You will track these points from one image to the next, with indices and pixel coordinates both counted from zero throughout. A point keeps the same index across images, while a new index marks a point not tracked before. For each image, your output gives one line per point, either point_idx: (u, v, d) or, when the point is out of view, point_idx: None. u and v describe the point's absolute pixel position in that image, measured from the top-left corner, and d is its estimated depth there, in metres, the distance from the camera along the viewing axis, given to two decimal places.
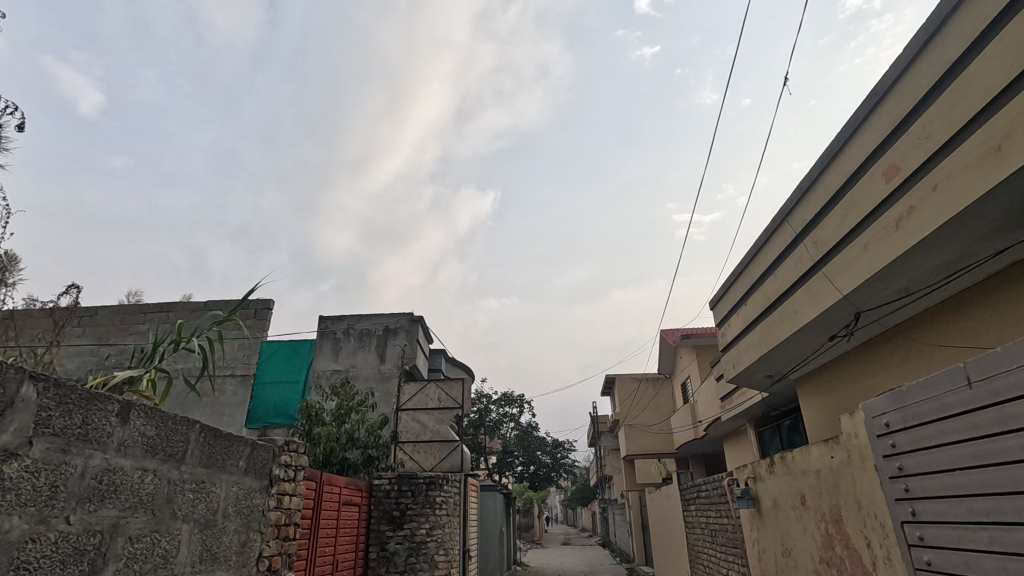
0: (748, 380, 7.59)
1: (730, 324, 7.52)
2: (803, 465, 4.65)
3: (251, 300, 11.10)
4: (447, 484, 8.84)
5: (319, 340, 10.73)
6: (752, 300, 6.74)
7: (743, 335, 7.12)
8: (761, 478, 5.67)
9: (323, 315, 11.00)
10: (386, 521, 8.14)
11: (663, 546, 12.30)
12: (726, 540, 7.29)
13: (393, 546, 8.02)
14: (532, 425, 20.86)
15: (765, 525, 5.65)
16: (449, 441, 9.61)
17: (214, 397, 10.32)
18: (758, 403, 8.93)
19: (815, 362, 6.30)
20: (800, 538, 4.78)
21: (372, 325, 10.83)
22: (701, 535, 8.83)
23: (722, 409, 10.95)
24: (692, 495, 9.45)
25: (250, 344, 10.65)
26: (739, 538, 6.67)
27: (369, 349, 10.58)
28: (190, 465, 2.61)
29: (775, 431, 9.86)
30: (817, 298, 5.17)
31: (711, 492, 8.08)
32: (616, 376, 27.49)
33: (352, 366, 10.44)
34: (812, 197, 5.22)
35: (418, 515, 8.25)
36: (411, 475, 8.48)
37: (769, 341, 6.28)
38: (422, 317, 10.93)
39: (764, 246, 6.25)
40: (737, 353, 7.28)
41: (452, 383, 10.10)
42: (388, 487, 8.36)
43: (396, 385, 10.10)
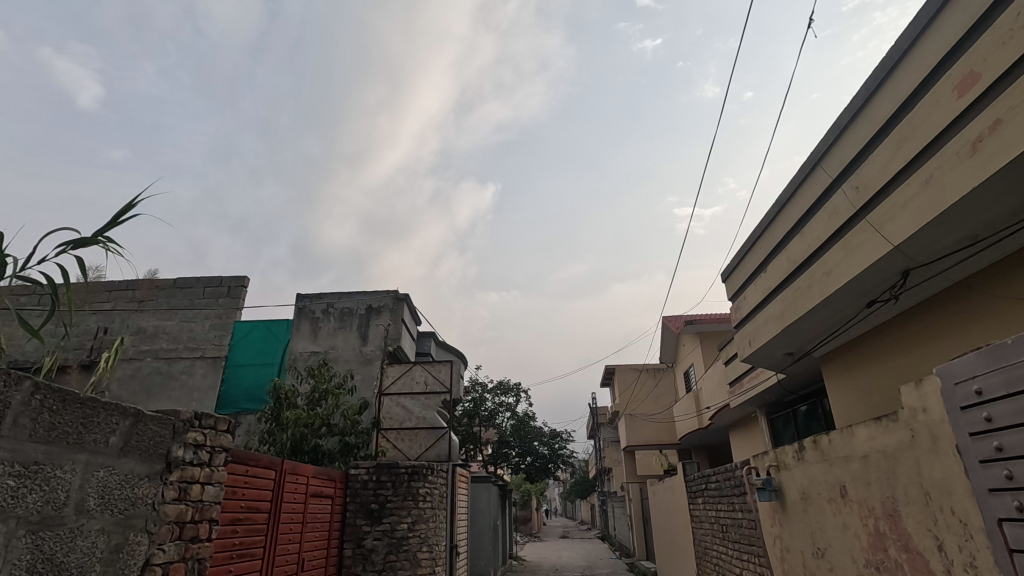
0: (766, 360, 6.80)
1: (745, 296, 6.70)
2: (845, 449, 3.86)
3: (224, 277, 10.37)
4: (431, 474, 8.07)
5: (296, 320, 9.90)
6: (772, 267, 5.93)
7: (761, 307, 6.31)
8: (786, 467, 4.90)
9: (301, 293, 10.18)
10: (363, 515, 7.36)
11: (665, 541, 11.59)
12: (740, 537, 6.53)
13: (371, 542, 7.24)
14: (530, 415, 20.09)
15: (790, 520, 4.89)
16: (435, 429, 8.96)
17: (182, 379, 9.54)
18: (773, 386, 8.17)
19: (846, 334, 5.52)
20: (837, 537, 4.02)
21: (354, 303, 10.00)
22: (709, 530, 8.08)
23: (730, 394, 10.20)
24: (699, 486, 8.70)
25: (222, 324, 9.93)
26: (756, 535, 5.92)
27: (351, 330, 9.75)
28: (10, 439, 1.82)
29: (789, 418, 9.10)
30: (857, 255, 4.35)
31: (721, 484, 7.33)
32: (615, 367, 26.71)
33: (331, 348, 9.62)
34: (852, 134, 4.39)
35: (398, 508, 7.48)
36: (392, 464, 7.69)
37: (794, 312, 5.47)
38: (408, 295, 10.11)
39: (788, 202, 5.42)
40: (753, 329, 6.49)
41: (439, 365, 9.46)
42: (365, 477, 7.55)
43: (379, 368, 9.31)
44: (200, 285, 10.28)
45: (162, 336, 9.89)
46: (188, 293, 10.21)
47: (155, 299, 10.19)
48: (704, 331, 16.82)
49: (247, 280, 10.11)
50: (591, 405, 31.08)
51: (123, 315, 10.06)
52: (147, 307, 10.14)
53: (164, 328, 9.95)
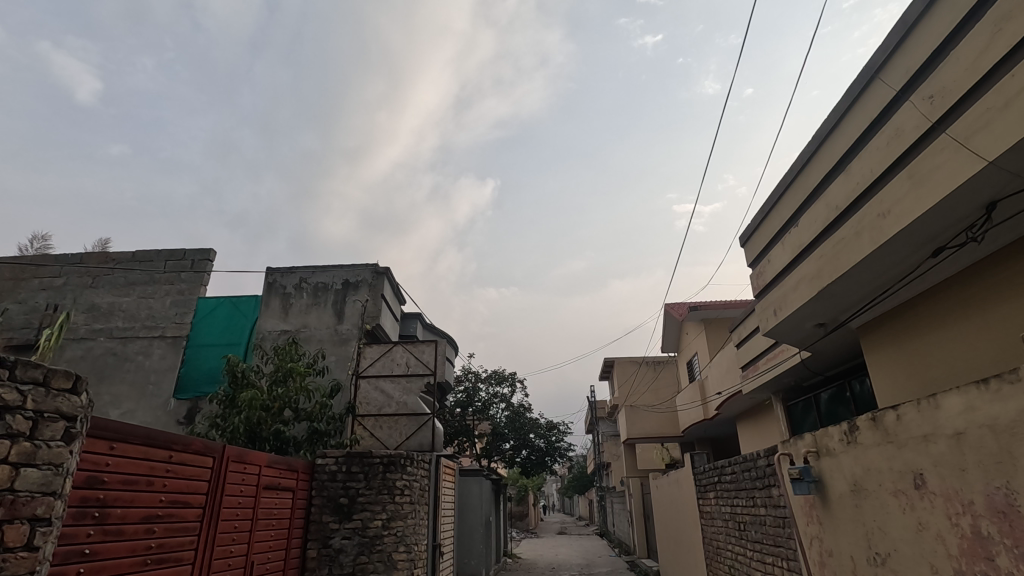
0: (792, 332, 5.90)
1: (771, 259, 5.80)
2: (924, 426, 2.96)
3: (187, 250, 9.42)
4: (410, 465, 7.14)
5: (265, 296, 8.97)
6: (807, 218, 5.00)
7: (790, 270, 5.41)
8: (830, 453, 4.01)
9: (271, 267, 9.24)
10: (331, 511, 6.46)
11: (669, 539, 10.71)
12: (763, 538, 5.65)
13: (339, 542, 6.34)
14: (525, 407, 19.13)
15: (835, 517, 4.00)
16: (418, 415, 8.09)
17: (138, 361, 8.63)
18: (797, 367, 7.26)
19: (896, 296, 4.62)
20: (908, 541, 3.14)
21: (329, 278, 9.05)
22: (723, 528, 7.20)
23: (743, 379, 9.30)
24: (709, 479, 7.82)
25: (184, 300, 9.02)
26: (787, 535, 5.02)
27: (325, 307, 8.82)
28: None
29: (810, 403, 8.22)
30: (930, 183, 3.43)
31: (739, 476, 6.43)
32: (614, 359, 25.77)
33: (303, 326, 8.70)
34: (930, 26, 3.45)
35: (371, 503, 6.58)
36: (365, 454, 6.78)
37: (834, 269, 4.56)
38: (390, 269, 9.17)
39: (831, 135, 4.51)
40: (780, 294, 5.59)
41: (422, 345, 8.55)
42: (334, 468, 6.64)
43: (355, 348, 8.40)
44: (160, 259, 9.34)
45: (118, 315, 8.95)
46: (147, 268, 9.26)
47: (112, 275, 9.24)
48: (709, 319, 15.93)
49: (212, 252, 9.18)
50: (590, 398, 30.14)
51: (76, 292, 9.12)
52: (102, 283, 9.20)
53: (120, 305, 9.02)
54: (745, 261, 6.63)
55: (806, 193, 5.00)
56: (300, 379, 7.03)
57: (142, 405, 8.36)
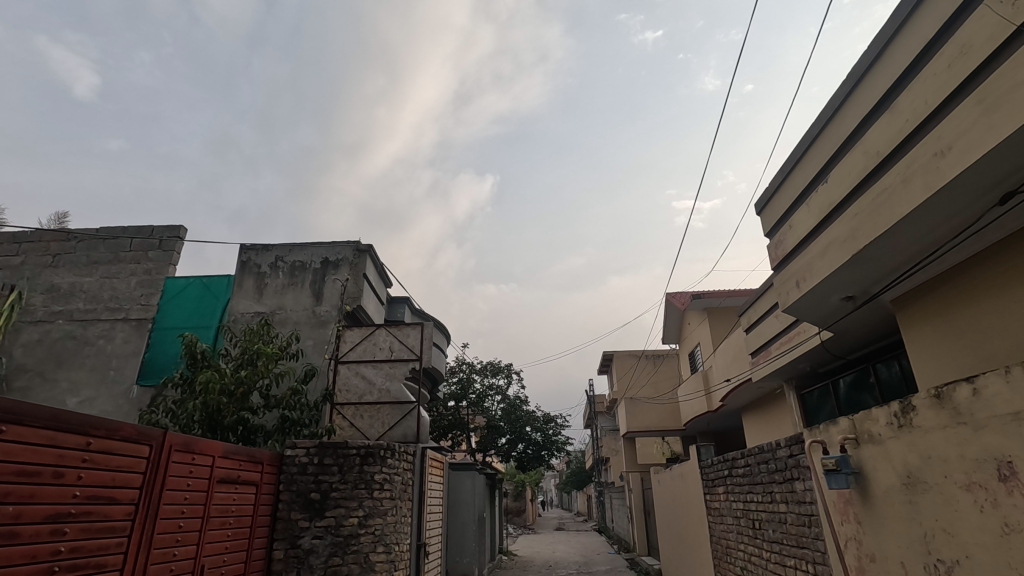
0: (815, 307, 5.26)
1: (793, 223, 5.13)
2: (1016, 401, 2.31)
3: (155, 227, 8.74)
4: (391, 457, 6.50)
5: (238, 275, 8.30)
6: (839, 171, 4.34)
7: (816, 234, 4.75)
8: (875, 441, 3.37)
9: (245, 245, 8.56)
10: (301, 508, 5.81)
11: (672, 537, 10.11)
12: (783, 538, 5.04)
13: (308, 542, 5.69)
14: (521, 399, 18.49)
15: (881, 516, 3.36)
16: (402, 403, 7.51)
17: (99, 345, 7.98)
18: (815, 350, 6.62)
19: (944, 258, 3.99)
20: (987, 547, 2.50)
21: (307, 256, 8.38)
22: (734, 527, 6.58)
23: (753, 366, 8.66)
24: (718, 472, 7.20)
25: (151, 280, 8.36)
26: (815, 536, 4.39)
27: (302, 287, 8.16)
28: None
29: (826, 391, 7.61)
30: (1010, 105, 2.77)
31: (753, 468, 5.80)
32: (613, 352, 25.14)
33: (278, 308, 8.04)
34: None
35: (346, 499, 5.94)
36: (340, 444, 6.11)
37: (872, 227, 3.91)
38: (373, 247, 8.50)
39: (874, 67, 3.84)
40: (804, 264, 4.94)
41: (407, 328, 7.90)
42: (305, 460, 5.98)
43: (334, 330, 7.75)
44: (126, 237, 8.66)
45: (78, 295, 8.29)
46: (112, 246, 8.60)
47: (73, 253, 8.56)
48: (713, 307, 15.30)
49: (181, 229, 8.51)
50: (589, 392, 29.53)
51: (34, 271, 8.46)
52: (63, 262, 8.53)
53: (81, 286, 8.35)
54: (761, 229, 5.97)
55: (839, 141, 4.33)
56: (271, 363, 6.38)
57: (103, 392, 7.71)
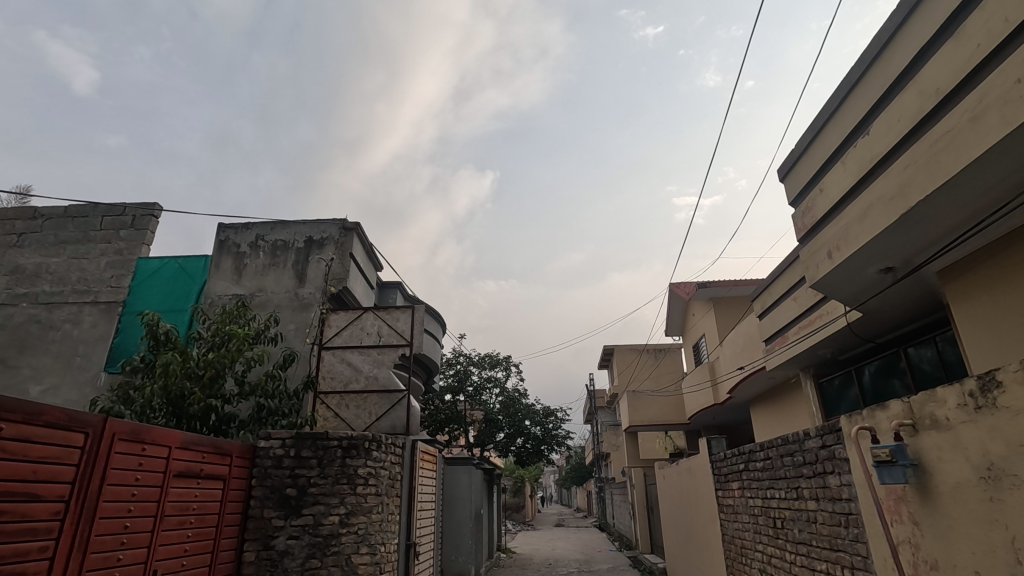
0: (848, 281, 4.69)
1: (827, 183, 4.54)
2: None
3: (128, 205, 8.15)
4: (377, 450, 5.95)
5: (216, 255, 7.73)
6: (886, 118, 3.77)
7: (855, 192, 4.16)
8: (942, 427, 2.81)
9: (223, 223, 7.97)
10: (275, 505, 5.24)
11: (680, 535, 9.59)
12: (811, 539, 4.51)
13: (283, 543, 5.14)
14: (520, 392, 17.95)
15: (947, 517, 2.81)
16: (391, 392, 6.97)
17: (66, 330, 7.42)
18: (840, 333, 6.07)
19: (1013, 215, 3.42)
20: None
21: (290, 235, 7.80)
22: (751, 526, 6.04)
23: (767, 354, 8.11)
24: (732, 467, 6.67)
25: (123, 261, 7.80)
26: (853, 539, 3.86)
27: (284, 268, 7.59)
28: None
29: (848, 379, 7.08)
30: None
31: (775, 461, 5.26)
32: (613, 346, 24.62)
33: (258, 290, 7.48)
34: None
35: (326, 495, 5.39)
36: (319, 435, 5.54)
37: (931, 177, 3.33)
38: (361, 225, 7.92)
39: None
40: (839, 230, 4.35)
41: (397, 312, 7.33)
42: (280, 453, 5.40)
43: (318, 313, 7.20)
44: (96, 215, 8.08)
45: (44, 277, 7.71)
46: (81, 225, 8.01)
47: (40, 232, 7.98)
48: (719, 297, 14.77)
49: (155, 206, 7.94)
50: (589, 386, 29.00)
51: None
52: (28, 241, 7.95)
53: (47, 267, 7.77)
54: (784, 193, 5.36)
55: (889, 80, 3.73)
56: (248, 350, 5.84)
57: (68, 379, 7.16)
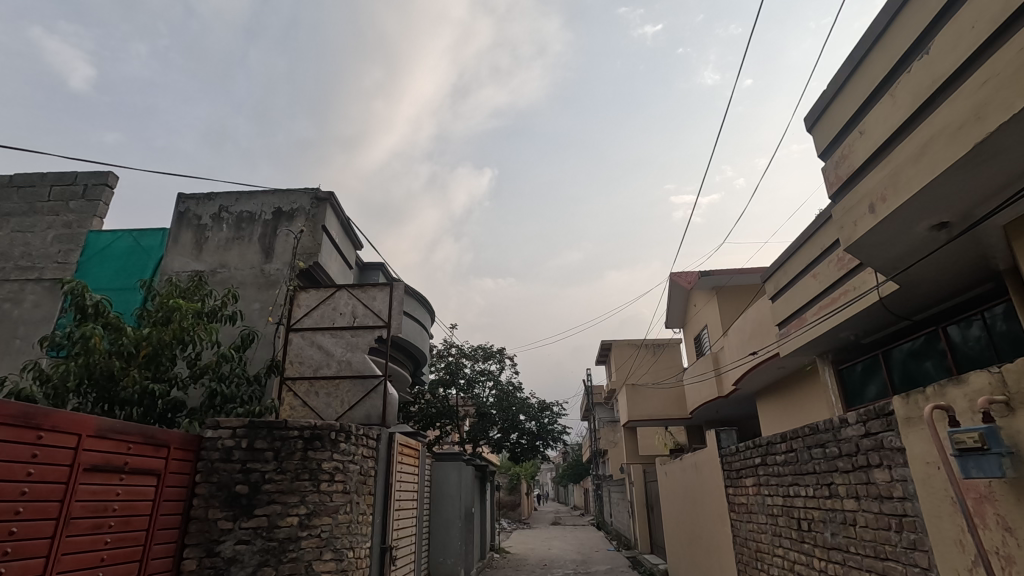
0: (890, 241, 3.99)
1: (871, 121, 3.81)
2: None
3: (79, 174, 7.40)
4: (345, 441, 5.23)
5: (174, 228, 6.99)
6: (958, 24, 3.07)
7: (912, 125, 3.43)
8: None
9: (184, 193, 7.23)
10: (222, 505, 4.51)
11: (684, 536, 8.90)
12: (849, 544, 3.83)
13: (231, 549, 4.41)
14: (515, 386, 17.24)
15: None
16: (365, 378, 6.25)
17: (5, 310, 6.67)
18: (870, 309, 5.39)
19: None
20: None
21: (256, 206, 7.07)
22: (770, 528, 5.34)
23: (781, 340, 7.42)
24: (746, 462, 5.97)
25: (71, 235, 7.06)
26: (907, 547, 3.17)
27: (249, 242, 6.86)
28: None
29: (874, 364, 6.38)
30: None
31: (800, 454, 4.56)
32: (613, 340, 23.93)
33: (220, 266, 6.75)
34: None
35: (283, 493, 4.67)
36: (276, 424, 4.81)
37: (1020, 91, 2.62)
38: (335, 196, 7.20)
39: None
40: (887, 175, 3.64)
41: (374, 290, 6.59)
42: (230, 444, 4.66)
43: (285, 291, 6.47)
44: (44, 184, 7.31)
45: None
46: (27, 195, 7.25)
47: None
48: (723, 286, 14.05)
49: (109, 174, 7.20)
50: (586, 381, 28.26)
51: None
52: None
53: None
54: (813, 141, 4.63)
55: None
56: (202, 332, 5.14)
57: (5, 364, 6.41)
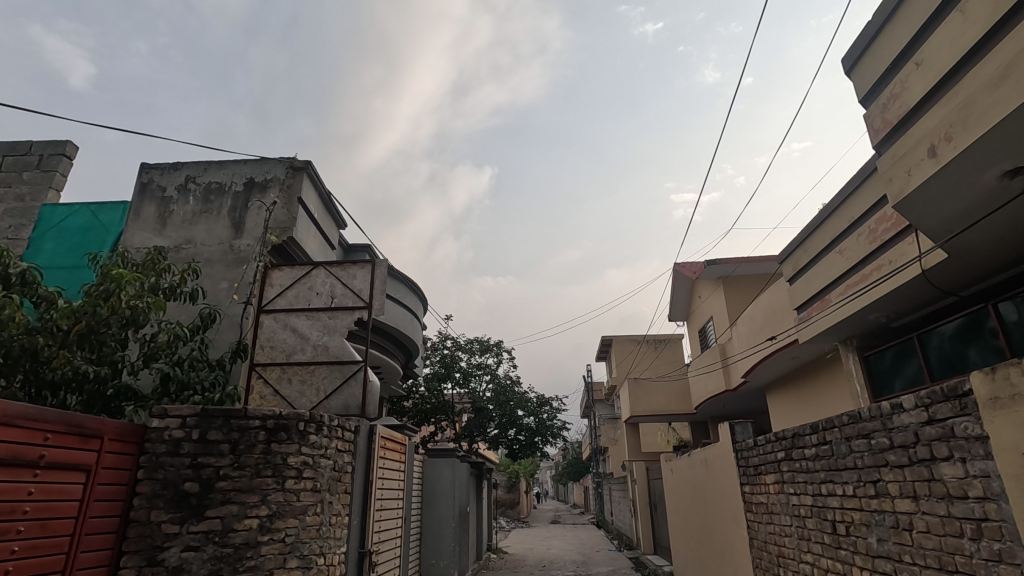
0: (950, 195, 3.38)
1: (935, 45, 3.21)
2: None
3: (34, 142, 6.76)
4: (316, 433, 4.61)
5: (136, 201, 6.37)
6: None
7: (992, 43, 2.84)
8: None
9: (148, 163, 6.60)
10: (168, 506, 3.89)
11: (693, 537, 8.29)
12: (902, 553, 3.22)
13: (176, 558, 3.80)
14: (513, 380, 16.64)
15: None
16: (343, 365, 5.64)
17: None
18: (909, 284, 4.78)
19: None
20: None
21: (227, 176, 6.45)
22: (796, 532, 4.73)
23: (799, 325, 6.80)
24: (766, 457, 5.37)
25: (24, 209, 6.44)
26: (988, 559, 2.57)
27: (217, 216, 6.24)
28: None
29: (907, 349, 5.76)
30: None
31: (836, 446, 3.95)
32: (613, 335, 23.32)
33: (185, 241, 6.13)
34: None
35: (240, 491, 4.05)
36: (234, 413, 4.19)
37: None
38: (313, 165, 6.59)
39: None
40: (956, 109, 3.03)
41: (354, 268, 5.96)
42: (179, 436, 4.05)
43: (256, 268, 5.86)
44: None
45: None
46: None
47: None
48: (728, 276, 13.39)
49: (66, 142, 6.59)
50: (586, 378, 27.67)
51: None
52: None
53: None
54: (853, 82, 4.01)
55: None
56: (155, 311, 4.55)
57: None
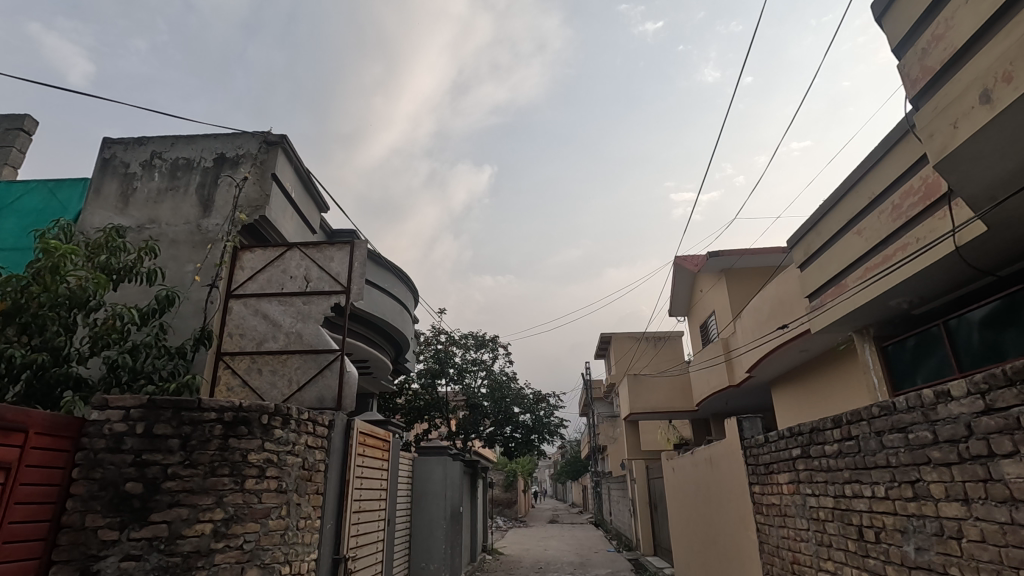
0: (1003, 152, 2.91)
1: None
2: None
3: None
4: (282, 427, 4.14)
5: (96, 177, 5.89)
6: None
7: None
8: None
9: (110, 138, 6.13)
10: (107, 509, 3.43)
11: (697, 539, 7.84)
12: (947, 564, 2.77)
13: (115, 568, 3.34)
14: (509, 377, 16.19)
15: None
16: (318, 354, 5.17)
17: None
18: (940, 264, 4.32)
19: None
20: None
21: (195, 152, 5.97)
22: (814, 537, 4.27)
23: (811, 313, 6.34)
24: (779, 454, 4.91)
25: None
26: None
27: (184, 194, 5.77)
28: None
29: (931, 338, 5.28)
30: None
31: (864, 441, 3.49)
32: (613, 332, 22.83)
33: (149, 220, 5.66)
34: None
35: (191, 492, 3.59)
36: (184, 404, 3.71)
37: None
38: (288, 140, 6.10)
39: None
40: (1017, 43, 2.56)
41: (331, 249, 5.48)
42: (121, 430, 3.57)
43: (224, 248, 5.39)
44: None
45: None
46: None
47: None
48: (732, 269, 12.93)
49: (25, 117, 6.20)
50: (585, 376, 27.19)
51: None
52: None
53: None
54: (884, 29, 3.53)
55: None
56: (103, 292, 4.08)
57: None
